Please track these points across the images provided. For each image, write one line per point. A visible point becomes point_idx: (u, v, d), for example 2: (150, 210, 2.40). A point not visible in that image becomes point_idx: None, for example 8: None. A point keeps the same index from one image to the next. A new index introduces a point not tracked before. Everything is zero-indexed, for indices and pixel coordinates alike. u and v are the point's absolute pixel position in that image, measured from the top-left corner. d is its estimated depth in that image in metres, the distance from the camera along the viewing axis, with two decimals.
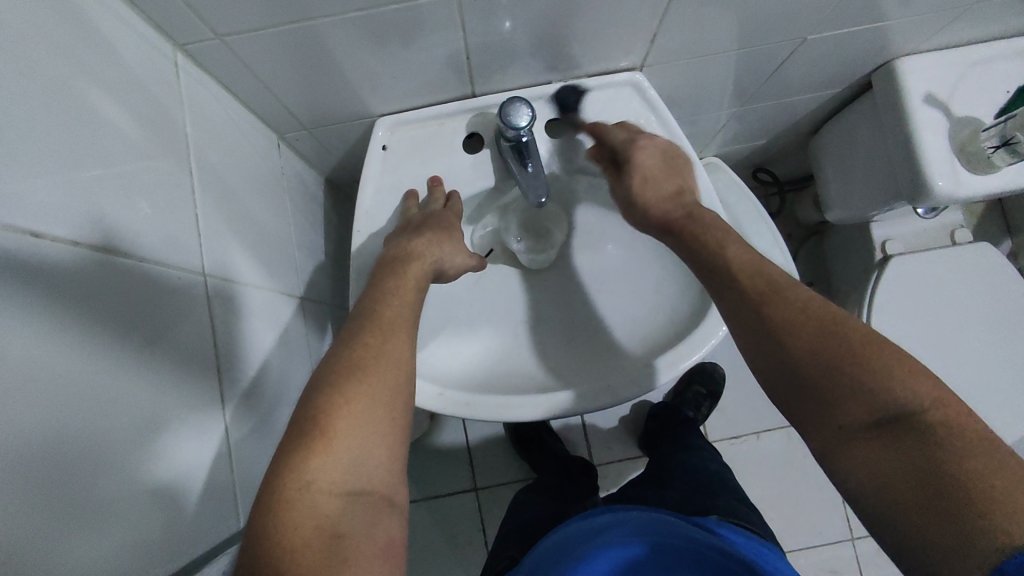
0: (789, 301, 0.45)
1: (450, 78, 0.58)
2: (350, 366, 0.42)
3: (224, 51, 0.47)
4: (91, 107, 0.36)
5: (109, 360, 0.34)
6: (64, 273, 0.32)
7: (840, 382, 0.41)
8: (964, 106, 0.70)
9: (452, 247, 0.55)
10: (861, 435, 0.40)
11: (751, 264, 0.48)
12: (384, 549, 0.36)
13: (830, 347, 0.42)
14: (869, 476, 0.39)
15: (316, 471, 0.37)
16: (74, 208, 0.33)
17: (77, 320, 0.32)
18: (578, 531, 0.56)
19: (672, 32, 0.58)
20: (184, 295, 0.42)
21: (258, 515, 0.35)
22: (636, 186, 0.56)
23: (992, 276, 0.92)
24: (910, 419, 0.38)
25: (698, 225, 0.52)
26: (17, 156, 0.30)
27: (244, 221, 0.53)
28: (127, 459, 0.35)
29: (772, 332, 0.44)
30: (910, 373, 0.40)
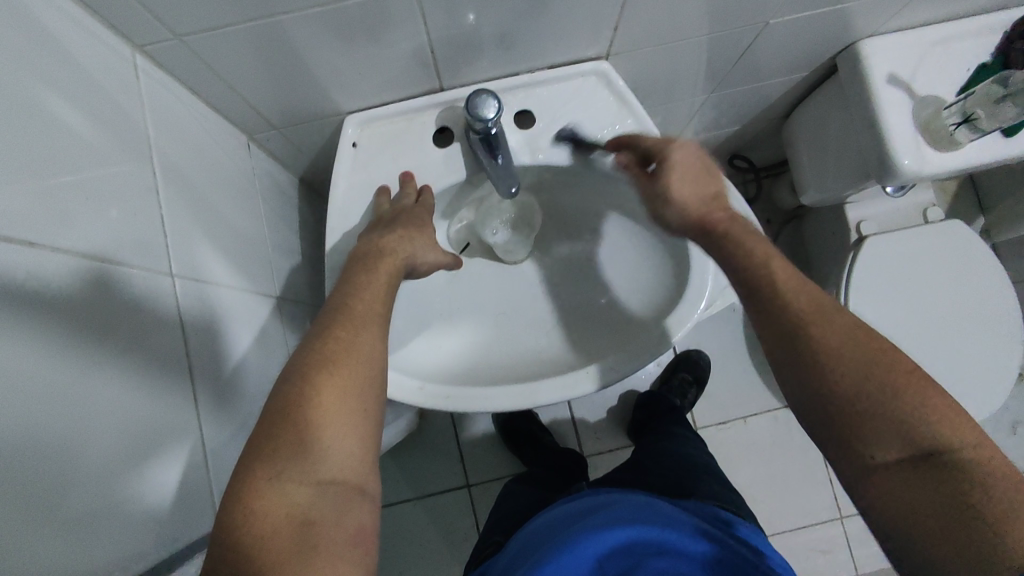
0: (833, 328, 0.46)
1: (417, 72, 0.58)
2: (321, 359, 0.42)
3: (186, 51, 0.47)
4: (50, 110, 0.36)
5: (78, 362, 0.34)
6: (27, 274, 0.32)
7: (878, 413, 0.42)
8: (928, 85, 0.71)
9: (424, 243, 0.55)
10: (891, 464, 0.41)
11: (799, 284, 0.48)
12: (355, 538, 0.37)
13: (870, 373, 0.43)
14: (897, 503, 0.40)
15: (287, 463, 0.37)
16: (36, 210, 0.33)
17: (44, 324, 0.32)
18: (562, 513, 0.56)
19: (635, 20, 0.58)
20: (156, 297, 0.42)
21: (227, 504, 0.35)
22: (681, 186, 0.56)
23: (965, 253, 0.93)
24: (946, 456, 0.39)
25: (742, 234, 0.52)
26: None
27: (215, 222, 0.52)
28: (102, 461, 0.35)
29: (812, 349, 0.45)
30: (950, 413, 0.41)
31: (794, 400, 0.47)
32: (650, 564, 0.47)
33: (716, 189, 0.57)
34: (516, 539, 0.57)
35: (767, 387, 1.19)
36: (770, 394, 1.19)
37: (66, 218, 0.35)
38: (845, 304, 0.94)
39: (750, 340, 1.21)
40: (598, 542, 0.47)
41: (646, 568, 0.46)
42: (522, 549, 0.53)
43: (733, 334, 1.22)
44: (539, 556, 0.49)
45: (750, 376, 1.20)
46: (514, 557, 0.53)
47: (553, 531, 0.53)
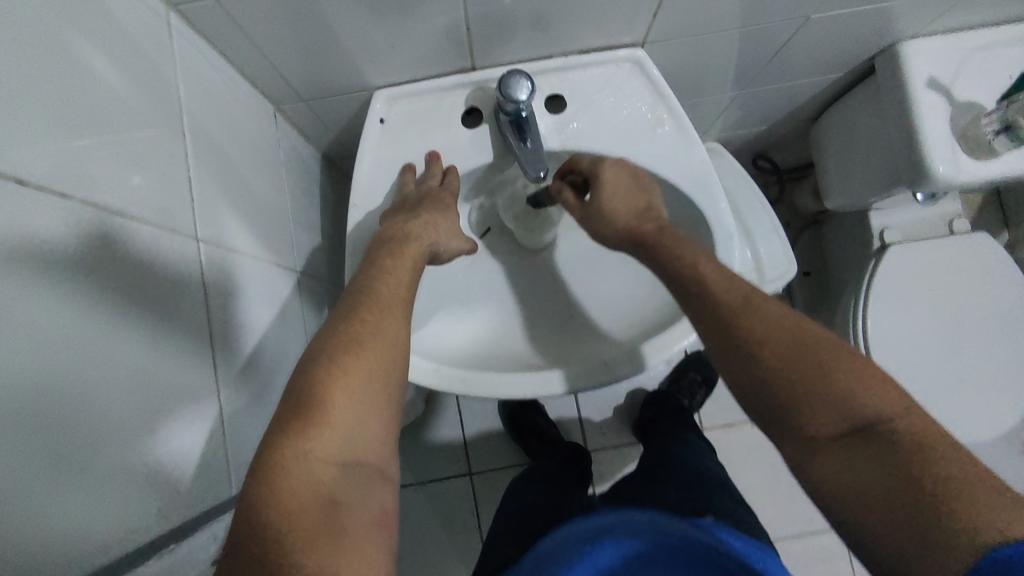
0: (763, 313, 0.45)
1: (450, 50, 0.57)
2: (348, 340, 0.41)
3: (220, 13, 0.46)
4: (83, 60, 0.35)
5: (104, 324, 0.34)
6: (56, 232, 0.31)
7: (809, 393, 0.41)
8: (969, 90, 0.69)
9: (448, 227, 0.54)
10: (830, 442, 0.40)
11: (724, 278, 0.47)
12: (379, 521, 0.36)
13: (802, 357, 0.42)
14: (841, 480, 0.38)
15: (313, 441, 0.36)
16: (60, 165, 0.32)
17: (69, 280, 0.32)
18: (571, 531, 0.53)
19: (675, 8, 0.57)
20: (178, 262, 0.41)
21: (254, 479, 0.34)
22: (609, 195, 0.55)
23: (988, 267, 0.92)
24: (880, 425, 0.38)
25: (673, 242, 0.51)
26: (8, 113, 0.29)
27: (241, 191, 0.52)
28: (124, 424, 0.34)
29: (739, 339, 0.44)
30: (879, 384, 0.40)
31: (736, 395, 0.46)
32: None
33: (648, 201, 0.56)
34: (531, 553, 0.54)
35: None
36: None
37: (91, 177, 0.34)
38: (863, 312, 0.93)
39: None
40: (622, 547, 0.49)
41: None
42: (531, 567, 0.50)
43: None
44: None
45: None
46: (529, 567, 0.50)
47: (563, 549, 0.50)
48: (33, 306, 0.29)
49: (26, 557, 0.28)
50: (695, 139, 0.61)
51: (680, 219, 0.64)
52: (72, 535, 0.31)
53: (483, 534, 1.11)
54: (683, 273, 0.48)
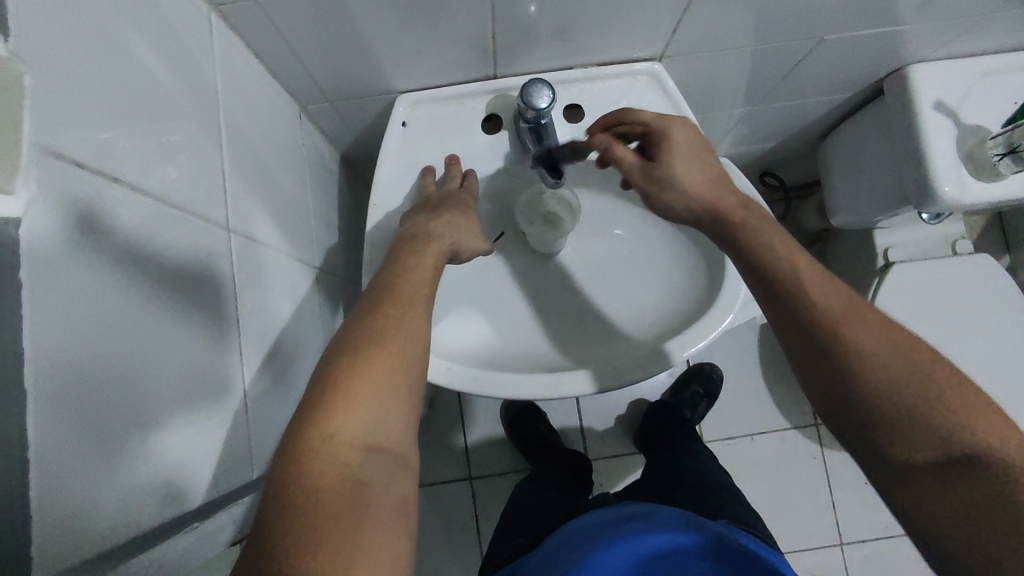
0: (869, 328, 0.44)
1: (474, 57, 0.59)
2: (372, 332, 0.42)
3: (259, 14, 0.47)
4: (134, 52, 0.36)
5: (147, 303, 0.35)
6: (110, 215, 0.32)
7: (913, 417, 0.42)
8: (975, 115, 0.71)
9: (468, 228, 0.55)
10: (924, 466, 0.41)
11: (828, 283, 0.46)
12: (401, 505, 0.37)
13: (910, 379, 0.42)
14: (932, 503, 0.41)
15: (339, 426, 0.37)
16: (110, 150, 0.33)
17: (120, 261, 0.33)
18: (590, 520, 0.56)
19: (693, 25, 0.59)
20: (213, 250, 0.42)
21: (281, 462, 0.35)
22: (683, 170, 0.51)
23: (992, 288, 0.93)
24: (982, 459, 0.40)
25: (761, 227, 0.48)
26: (70, 100, 0.30)
27: (269, 187, 0.53)
28: (158, 404, 0.36)
29: (843, 351, 0.43)
30: (989, 417, 0.41)
31: (818, 395, 0.46)
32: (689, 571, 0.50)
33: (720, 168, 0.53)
34: (545, 545, 0.57)
35: (777, 407, 1.20)
36: (779, 413, 1.19)
37: (137, 165, 0.35)
38: None
39: (764, 359, 1.21)
40: (637, 543, 0.48)
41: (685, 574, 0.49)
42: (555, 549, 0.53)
43: (748, 351, 1.22)
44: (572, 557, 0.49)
45: (761, 395, 1.20)
46: (545, 558, 0.53)
47: (587, 533, 0.52)
48: (91, 284, 0.31)
49: (72, 529, 0.29)
50: None
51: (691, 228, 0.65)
52: (111, 509, 0.31)
53: (482, 538, 1.12)
54: (780, 271, 0.46)
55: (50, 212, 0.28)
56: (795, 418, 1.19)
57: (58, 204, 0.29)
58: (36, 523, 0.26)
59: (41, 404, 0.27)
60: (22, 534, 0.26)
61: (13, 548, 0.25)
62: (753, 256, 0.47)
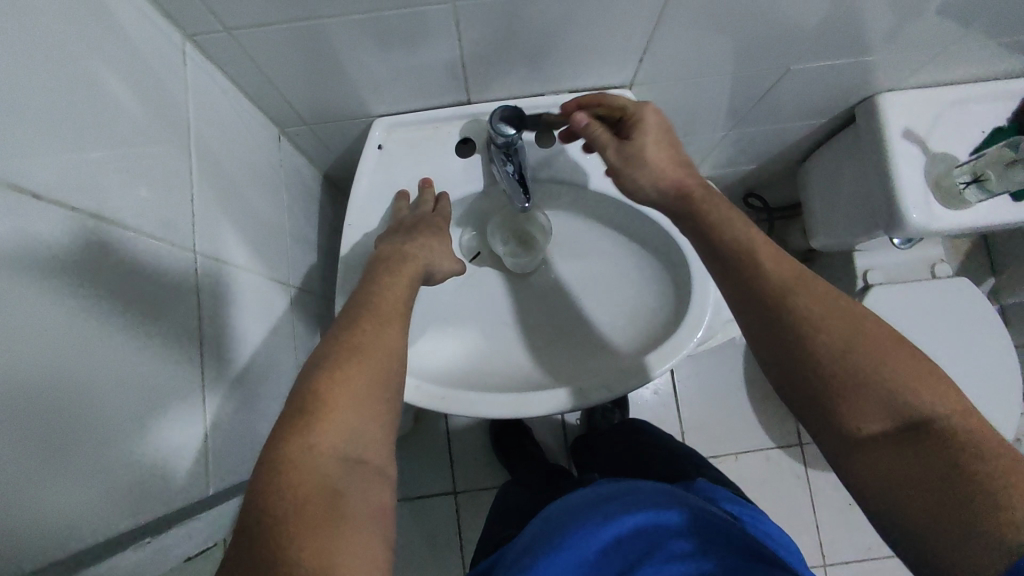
0: (812, 294, 0.45)
1: (447, 84, 0.61)
2: (348, 347, 0.44)
3: (232, 43, 0.49)
4: (101, 82, 0.38)
5: (103, 326, 0.36)
6: (64, 242, 0.33)
7: (861, 385, 0.42)
8: (942, 142, 0.72)
9: (442, 250, 0.57)
10: (875, 437, 0.42)
11: (777, 254, 0.47)
12: (378, 513, 0.38)
13: (862, 348, 0.43)
14: (886, 475, 0.41)
15: (318, 437, 0.39)
16: (69, 179, 0.34)
17: (75, 288, 0.34)
18: (572, 500, 0.55)
19: (661, 54, 0.61)
20: (176, 270, 0.44)
21: (261, 472, 0.37)
22: (653, 150, 0.54)
23: (969, 312, 0.94)
24: (932, 425, 0.40)
25: (719, 202, 0.51)
26: (27, 133, 0.31)
27: (241, 209, 0.55)
28: (111, 425, 0.36)
29: (792, 319, 0.45)
30: (934, 382, 0.42)
31: (772, 370, 0.47)
32: (667, 546, 0.46)
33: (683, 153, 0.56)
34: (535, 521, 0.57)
35: (761, 427, 1.20)
36: (764, 433, 1.20)
37: (99, 193, 0.37)
38: None
39: (749, 378, 1.22)
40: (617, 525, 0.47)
41: (663, 550, 0.46)
42: (536, 533, 0.53)
43: (733, 369, 1.22)
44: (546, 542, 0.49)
45: (746, 414, 1.21)
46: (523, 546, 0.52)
47: (566, 516, 0.52)
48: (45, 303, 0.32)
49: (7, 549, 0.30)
50: None
51: (661, 251, 0.67)
52: (51, 530, 0.32)
53: (464, 553, 1.12)
54: (733, 242, 0.48)
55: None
56: (779, 437, 1.20)
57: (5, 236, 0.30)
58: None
59: None
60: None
61: None
62: (713, 240, 0.49)
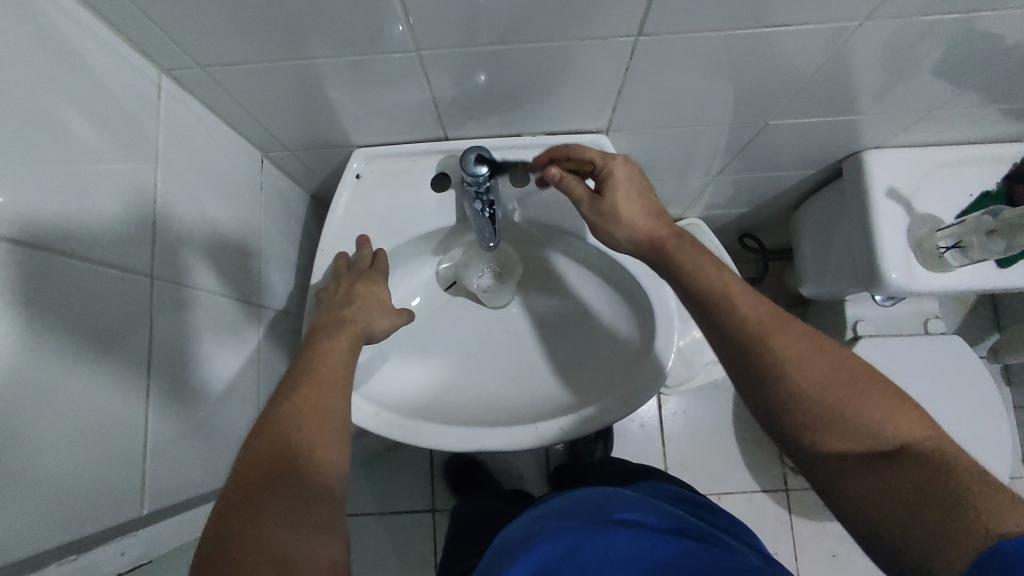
0: (791, 330, 0.48)
1: (424, 120, 0.62)
2: (289, 414, 0.46)
3: (207, 77, 0.51)
4: (64, 119, 0.40)
5: (46, 353, 0.38)
6: (10, 270, 0.35)
7: (840, 411, 0.46)
8: (926, 204, 0.72)
9: (377, 307, 0.59)
10: (855, 459, 0.45)
11: (754, 294, 0.50)
12: (326, 571, 0.41)
13: (835, 378, 0.46)
14: (870, 494, 0.43)
15: (263, 509, 0.41)
16: (21, 211, 0.36)
17: (18, 314, 0.35)
18: (513, 529, 0.54)
19: (634, 103, 0.61)
20: (131, 296, 0.45)
21: (208, 549, 0.40)
22: (624, 205, 0.54)
23: (956, 370, 0.93)
24: (902, 445, 0.44)
25: (694, 249, 0.52)
26: None
27: (213, 233, 0.56)
28: (42, 451, 0.37)
29: (774, 355, 0.47)
30: (899, 404, 0.46)
31: (758, 406, 0.49)
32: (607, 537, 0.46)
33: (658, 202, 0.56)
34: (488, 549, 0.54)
35: (746, 469, 1.18)
36: (749, 476, 1.18)
37: (54, 223, 0.38)
38: None
39: (738, 419, 1.20)
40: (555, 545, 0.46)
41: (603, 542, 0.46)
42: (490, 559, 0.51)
43: (721, 408, 1.21)
44: (505, 559, 0.47)
45: (732, 455, 1.19)
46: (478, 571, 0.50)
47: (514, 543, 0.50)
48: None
49: None
50: None
51: (630, 295, 0.67)
52: None
53: None
54: (713, 286, 0.50)
55: None
56: (764, 481, 1.18)
57: None
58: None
59: None
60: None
61: None
62: (691, 289, 0.51)
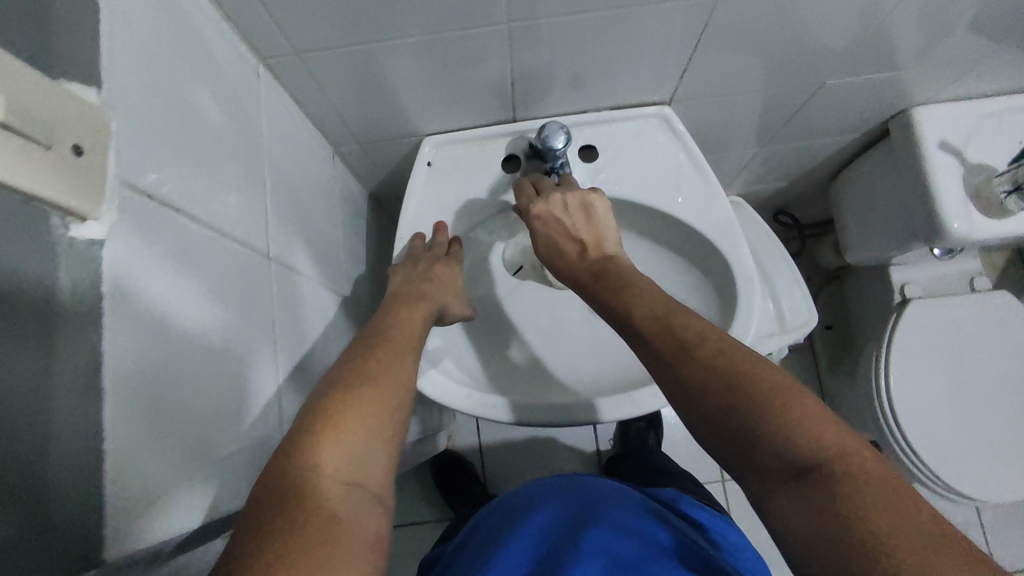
0: (696, 359, 0.41)
1: (496, 102, 0.63)
2: (360, 373, 0.45)
3: (300, 65, 0.52)
4: (200, 100, 0.41)
5: (210, 318, 0.38)
6: (186, 235, 0.36)
7: (741, 431, 0.38)
8: (980, 153, 0.73)
9: (456, 293, 0.61)
10: (775, 483, 0.36)
11: (661, 321, 0.44)
12: (373, 542, 0.37)
13: (734, 401, 0.38)
14: (789, 528, 0.35)
15: (324, 457, 0.38)
16: (187, 182, 0.37)
17: (193, 279, 0.36)
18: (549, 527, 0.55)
19: (699, 72, 0.63)
20: (258, 274, 0.45)
21: (265, 490, 0.36)
22: (549, 255, 0.55)
23: (1012, 323, 0.93)
24: (813, 470, 0.35)
25: (618, 284, 0.49)
26: (158, 142, 0.34)
27: (305, 221, 0.57)
28: (214, 416, 0.38)
29: (675, 386, 0.41)
30: (824, 423, 0.36)
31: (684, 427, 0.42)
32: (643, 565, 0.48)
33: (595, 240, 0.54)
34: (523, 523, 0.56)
35: None
36: None
37: (206, 198, 0.39)
38: (886, 359, 0.94)
39: None
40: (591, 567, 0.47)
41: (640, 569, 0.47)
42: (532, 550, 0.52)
43: None
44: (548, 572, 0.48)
45: None
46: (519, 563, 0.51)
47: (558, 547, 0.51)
48: (171, 307, 0.33)
49: (148, 531, 0.30)
50: (718, 189, 0.66)
51: (705, 261, 0.68)
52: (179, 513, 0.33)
53: None
54: (624, 317, 0.46)
55: (137, 237, 0.31)
56: None
57: (147, 233, 0.32)
58: (112, 511, 0.28)
59: (129, 407, 0.29)
60: (96, 522, 0.27)
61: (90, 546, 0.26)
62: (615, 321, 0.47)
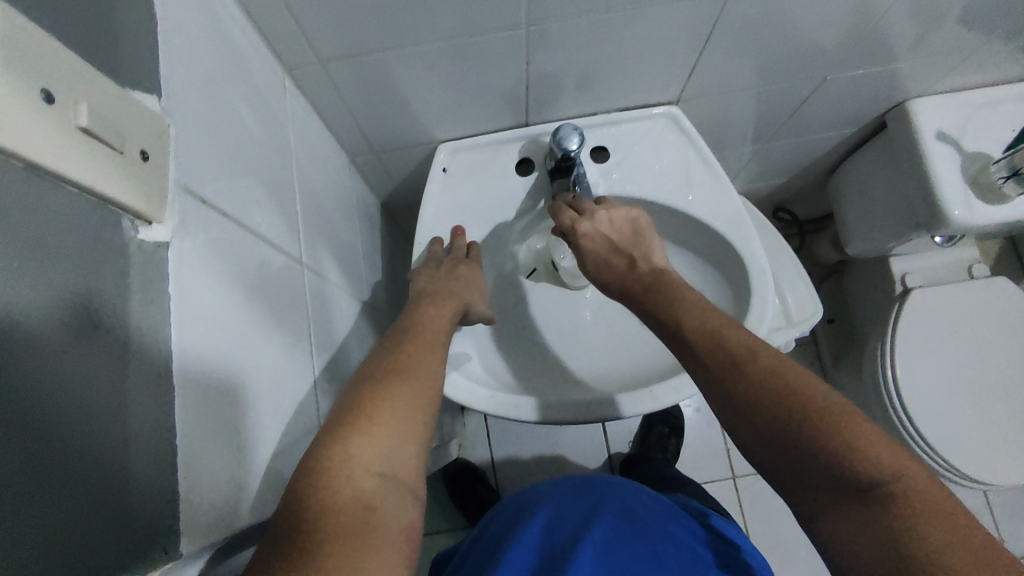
0: (749, 374, 0.42)
1: (509, 107, 0.65)
2: (391, 368, 0.46)
3: (324, 75, 0.54)
4: (237, 109, 0.42)
5: (253, 316, 0.39)
6: (227, 234, 0.37)
7: (796, 450, 0.39)
8: (976, 142, 0.75)
9: (480, 293, 0.62)
10: (830, 504, 0.38)
11: (712, 336, 0.44)
12: (406, 533, 0.38)
13: (792, 419, 0.39)
14: (843, 547, 0.37)
15: (358, 450, 0.38)
16: (226, 186, 0.38)
17: (235, 278, 0.37)
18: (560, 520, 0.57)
19: (706, 72, 0.65)
20: (290, 277, 0.46)
21: (302, 479, 0.36)
22: (595, 265, 0.55)
23: (1012, 308, 0.95)
24: (872, 492, 0.36)
25: (665, 297, 0.49)
26: (199, 147, 0.35)
27: (328, 229, 0.58)
28: (261, 409, 0.39)
29: (728, 401, 0.42)
30: (880, 444, 0.37)
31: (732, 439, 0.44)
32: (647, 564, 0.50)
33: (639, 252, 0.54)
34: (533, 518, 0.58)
35: None
36: None
37: (244, 204, 0.40)
38: (891, 347, 0.96)
39: None
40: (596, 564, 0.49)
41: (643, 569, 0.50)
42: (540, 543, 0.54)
43: None
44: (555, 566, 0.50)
45: None
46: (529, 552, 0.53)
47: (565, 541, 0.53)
48: (218, 304, 0.35)
49: (208, 517, 0.32)
50: (727, 183, 0.68)
51: (717, 256, 0.69)
52: (233, 500, 0.35)
53: None
54: (674, 329, 0.47)
55: (187, 237, 0.32)
56: None
57: (195, 232, 0.33)
58: (181, 496, 0.30)
59: (185, 399, 0.31)
60: (168, 505, 0.29)
61: (160, 528, 0.28)
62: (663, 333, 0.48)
